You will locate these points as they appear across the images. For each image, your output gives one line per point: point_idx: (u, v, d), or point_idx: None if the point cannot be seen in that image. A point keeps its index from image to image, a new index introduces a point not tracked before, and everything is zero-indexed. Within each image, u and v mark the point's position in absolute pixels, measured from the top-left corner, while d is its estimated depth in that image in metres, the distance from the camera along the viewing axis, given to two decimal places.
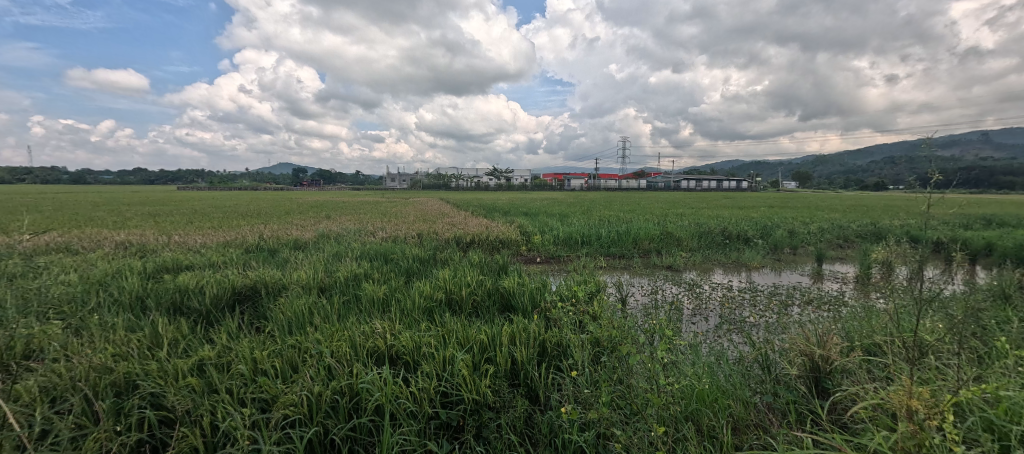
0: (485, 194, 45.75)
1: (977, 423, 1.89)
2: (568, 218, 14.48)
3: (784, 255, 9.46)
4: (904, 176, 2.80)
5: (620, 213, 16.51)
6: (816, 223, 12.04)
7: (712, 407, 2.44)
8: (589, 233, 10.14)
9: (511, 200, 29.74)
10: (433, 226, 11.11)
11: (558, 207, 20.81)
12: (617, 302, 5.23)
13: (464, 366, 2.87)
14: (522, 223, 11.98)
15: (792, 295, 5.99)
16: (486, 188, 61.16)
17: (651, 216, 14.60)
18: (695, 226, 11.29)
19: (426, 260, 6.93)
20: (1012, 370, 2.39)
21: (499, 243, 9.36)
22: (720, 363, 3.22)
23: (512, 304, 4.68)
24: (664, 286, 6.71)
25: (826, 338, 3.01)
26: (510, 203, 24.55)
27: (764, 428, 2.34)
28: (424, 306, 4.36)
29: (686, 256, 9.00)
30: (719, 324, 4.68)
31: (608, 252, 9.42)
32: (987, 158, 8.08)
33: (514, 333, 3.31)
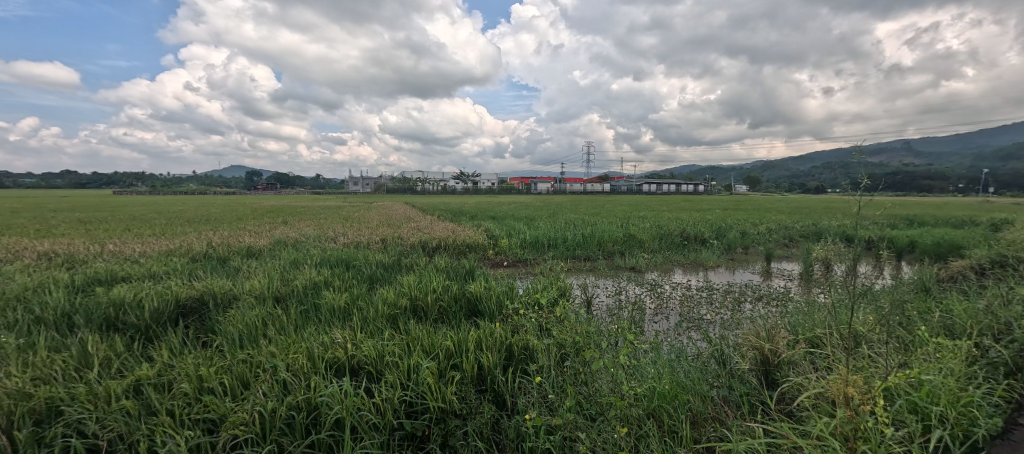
0: (452, 198, 45.36)
1: (903, 406, 2.07)
2: (534, 221, 14.64)
3: (737, 255, 10.01)
4: (839, 180, 3.02)
5: (585, 216, 16.87)
6: (765, 224, 12.85)
7: (672, 403, 2.52)
8: (555, 236, 10.28)
9: (478, 204, 29.72)
10: (398, 230, 10.89)
11: (524, 210, 20.92)
12: (583, 304, 5.33)
13: (429, 373, 2.81)
14: (489, 226, 11.96)
15: (745, 292, 6.34)
16: (453, 191, 60.70)
17: (614, 219, 15.04)
18: (656, 228, 11.72)
19: (390, 266, 6.77)
20: (933, 356, 2.64)
21: (466, 248, 9.30)
22: (680, 360, 3.35)
23: (479, 309, 4.65)
24: (628, 286, 6.92)
25: (774, 333, 3.20)
26: (476, 206, 24.44)
27: (720, 420, 2.45)
28: (388, 313, 4.24)
29: (648, 257, 9.33)
30: (679, 323, 4.88)
31: (574, 255, 9.59)
32: (908, 164, 8.96)
33: (481, 338, 3.28)
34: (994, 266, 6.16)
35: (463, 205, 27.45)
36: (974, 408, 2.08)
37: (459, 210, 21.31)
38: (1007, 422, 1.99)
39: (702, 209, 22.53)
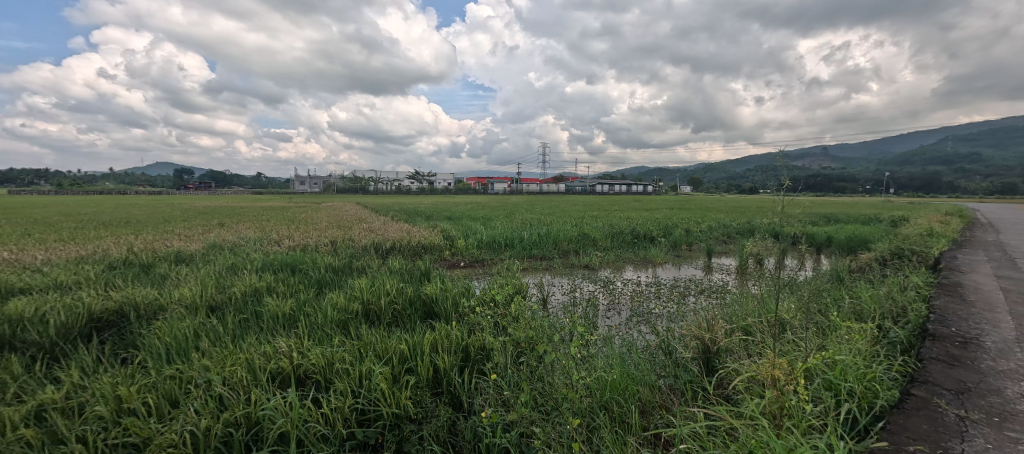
0: (405, 197, 44.23)
1: (821, 384, 2.31)
2: (491, 221, 14.65)
3: (682, 252, 10.63)
4: (768, 182, 3.30)
5: (541, 215, 17.13)
6: (706, 222, 13.76)
7: (622, 395, 2.63)
8: (512, 236, 10.35)
9: (433, 203, 29.24)
10: (349, 231, 10.46)
11: (480, 211, 20.83)
12: (539, 302, 5.41)
13: (383, 379, 2.73)
14: (445, 226, 11.81)
15: (689, 286, 6.76)
16: (407, 192, 59.16)
17: (568, 219, 15.40)
18: (608, 227, 12.15)
19: (340, 269, 6.48)
20: (844, 338, 2.97)
21: (421, 249, 9.12)
22: (630, 353, 3.50)
23: (435, 311, 4.57)
24: (582, 284, 7.12)
25: (714, 323, 3.44)
26: (432, 207, 24.00)
27: (666, 407, 2.59)
28: (338, 318, 4.05)
29: (601, 255, 9.66)
30: (630, 317, 5.11)
31: (530, 254, 9.72)
32: (825, 167, 9.99)
33: (436, 340, 3.24)
34: (893, 257, 7.04)
35: (417, 205, 26.80)
36: (877, 383, 2.36)
37: (414, 210, 20.82)
38: (902, 393, 2.28)
39: (650, 209, 23.68)
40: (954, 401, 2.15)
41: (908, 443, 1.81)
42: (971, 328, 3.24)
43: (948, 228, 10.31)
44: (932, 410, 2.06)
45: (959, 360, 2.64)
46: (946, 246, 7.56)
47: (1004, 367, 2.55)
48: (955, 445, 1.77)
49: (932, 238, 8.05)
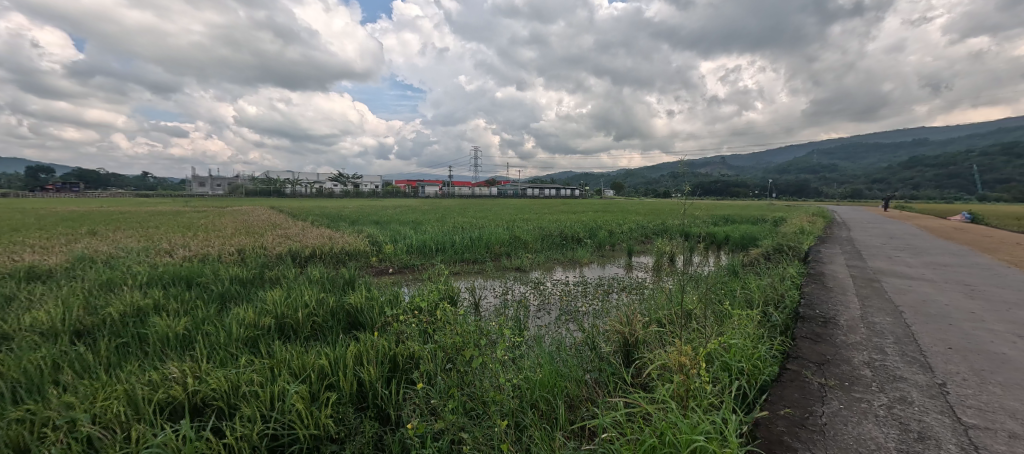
0: (327, 201, 41.35)
1: (719, 365, 2.61)
2: (421, 225, 14.28)
3: (606, 252, 11.31)
4: (673, 187, 3.67)
5: (473, 219, 17.08)
6: (627, 224, 14.83)
7: (551, 392, 2.72)
8: (443, 240, 10.18)
9: (358, 207, 27.72)
10: (261, 239, 9.48)
11: (410, 215, 20.17)
12: (471, 306, 5.39)
13: (299, 398, 2.51)
14: (371, 231, 11.25)
15: (612, 284, 7.22)
16: (329, 194, 55.32)
17: (500, 222, 15.59)
18: (538, 229, 12.51)
19: (249, 280, 5.84)
20: (738, 323, 3.39)
21: (345, 256, 8.56)
22: (558, 350, 3.64)
23: (360, 321, 4.33)
24: (513, 286, 7.23)
25: (632, 318, 3.71)
26: (356, 211, 22.65)
27: (592, 400, 2.72)
28: (245, 336, 3.64)
29: (532, 257, 9.91)
30: (559, 316, 5.32)
31: (462, 258, 9.65)
32: (723, 174, 11.35)
33: (360, 352, 3.06)
34: (774, 252, 8.21)
35: (341, 209, 25.17)
36: (761, 361, 2.74)
37: (336, 215, 19.50)
38: (780, 368, 2.67)
39: (576, 212, 24.81)
40: (818, 371, 2.57)
41: (783, 410, 2.13)
42: (830, 309, 3.90)
43: (815, 227, 12.29)
44: (801, 380, 2.44)
45: (822, 337, 3.16)
46: (813, 242, 9.01)
47: (852, 340, 3.11)
48: (818, 408, 2.12)
49: (803, 236, 9.54)
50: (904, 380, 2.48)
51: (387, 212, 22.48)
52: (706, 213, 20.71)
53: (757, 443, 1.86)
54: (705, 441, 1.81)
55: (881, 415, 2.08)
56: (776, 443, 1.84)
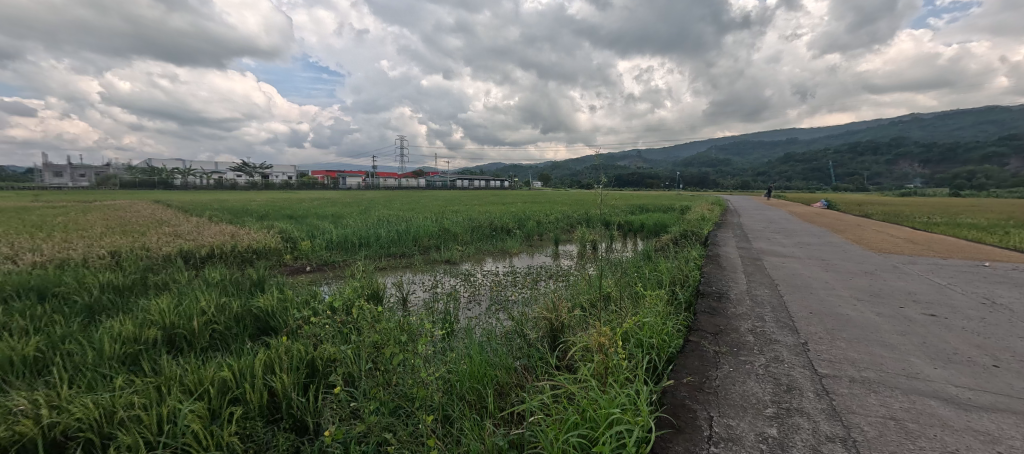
0: (227, 193, 36.72)
1: (634, 342, 2.83)
2: (343, 219, 13.42)
3: (535, 242, 11.64)
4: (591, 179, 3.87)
5: (399, 212, 16.44)
6: (554, 214, 15.40)
7: (481, 382, 2.73)
8: (367, 234, 9.64)
9: (268, 201, 25.10)
10: (144, 238, 8.15)
11: (330, 208, 18.79)
12: (399, 303, 5.19)
13: (195, 418, 2.22)
14: (284, 226, 10.27)
15: (540, 272, 7.46)
16: (232, 186, 49.22)
17: (428, 214, 15.20)
18: (468, 221, 12.44)
19: (128, 287, 4.99)
20: (650, 303, 3.70)
21: (252, 254, 7.71)
22: (489, 340, 3.67)
23: (273, 326, 3.94)
24: (443, 279, 7.12)
25: (558, 304, 3.87)
26: (265, 205, 20.52)
27: (522, 385, 2.79)
28: (122, 352, 3.11)
29: (462, 249, 9.84)
30: (489, 306, 5.37)
31: (388, 252, 9.25)
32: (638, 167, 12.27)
33: (270, 360, 2.78)
34: (681, 237, 9.12)
35: (246, 202, 22.57)
36: (669, 335, 3.03)
37: (241, 209, 17.48)
38: (684, 340, 2.98)
39: (505, 203, 25.07)
40: (713, 340, 2.93)
41: (685, 377, 2.38)
42: (723, 286, 4.46)
43: (713, 214, 13.85)
44: (700, 350, 2.76)
45: (717, 310, 3.60)
46: (712, 227, 10.17)
47: (741, 312, 3.58)
48: (713, 373, 2.41)
49: (704, 222, 10.72)
50: (778, 342, 2.92)
51: (302, 205, 20.69)
52: (625, 203, 22.31)
53: (664, 409, 2.06)
54: (620, 412, 1.96)
55: (761, 374, 2.43)
56: (679, 407, 2.06)
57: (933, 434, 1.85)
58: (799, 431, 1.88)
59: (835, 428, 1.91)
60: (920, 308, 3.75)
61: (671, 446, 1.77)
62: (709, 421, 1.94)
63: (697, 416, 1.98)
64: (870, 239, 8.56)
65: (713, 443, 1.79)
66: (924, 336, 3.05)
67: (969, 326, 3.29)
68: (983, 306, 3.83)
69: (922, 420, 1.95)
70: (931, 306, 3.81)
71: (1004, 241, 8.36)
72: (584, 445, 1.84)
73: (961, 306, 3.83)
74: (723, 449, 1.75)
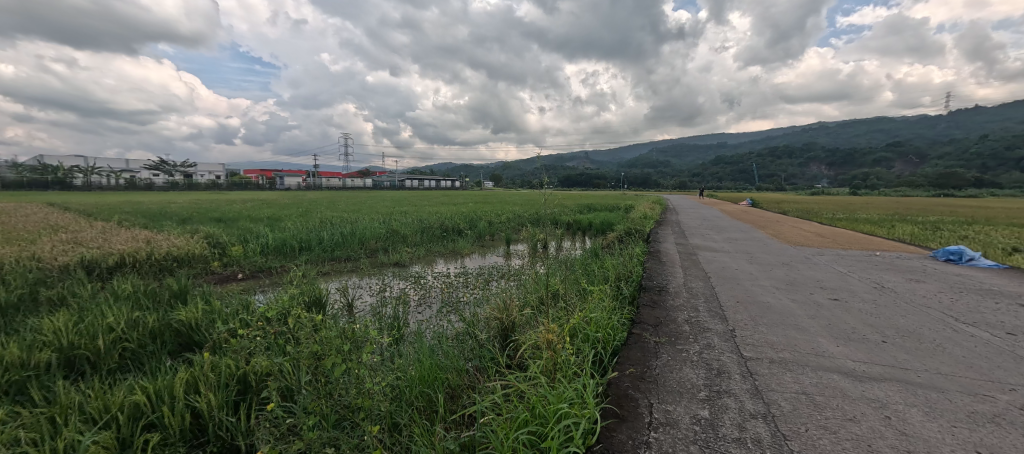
0: (140, 195, 32.78)
1: (582, 337, 2.92)
2: (280, 221, 12.54)
3: (486, 242, 11.64)
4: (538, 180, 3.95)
5: (344, 213, 15.68)
6: (505, 213, 15.51)
7: (432, 387, 2.67)
8: (308, 237, 9.08)
9: (190, 202, 22.79)
10: (34, 247, 7.05)
11: (265, 210, 17.46)
12: (344, 309, 4.95)
13: (100, 449, 1.96)
14: (211, 230, 9.38)
15: (492, 273, 7.47)
16: (147, 187, 44.11)
17: (375, 215, 14.65)
18: (417, 222, 12.15)
19: (12, 305, 4.28)
20: (598, 298, 3.84)
21: (172, 263, 6.95)
22: (440, 343, 3.62)
23: (197, 342, 3.57)
24: (392, 283, 6.89)
25: (509, 303, 3.91)
26: (188, 207, 18.62)
27: (473, 386, 2.77)
28: (4, 381, 2.66)
29: (411, 251, 9.59)
30: (440, 308, 5.29)
31: (332, 256, 8.79)
32: None
33: (194, 378, 2.53)
34: (625, 234, 9.57)
35: (165, 204, 20.32)
36: (614, 328, 3.17)
37: (157, 212, 15.69)
38: (628, 333, 3.13)
39: (456, 203, 24.85)
40: (654, 332, 3.11)
41: (628, 369, 2.50)
42: (663, 280, 4.75)
43: (654, 212, 14.68)
44: (642, 341, 2.92)
45: (657, 303, 3.83)
46: (653, 225, 10.77)
47: (679, 304, 3.82)
48: (653, 363, 2.56)
49: (646, 220, 11.34)
50: (710, 330, 3.16)
51: (231, 207, 18.99)
52: (573, 203, 23.00)
53: (609, 399, 2.15)
54: (568, 407, 2.01)
55: (696, 360, 2.62)
56: (623, 397, 2.17)
57: (836, 404, 2.10)
58: (728, 411, 2.05)
59: (758, 405, 2.10)
60: (826, 293, 4.26)
61: (615, 435, 1.85)
62: (650, 408, 2.06)
63: (639, 404, 2.09)
64: (787, 233, 9.55)
65: (653, 429, 1.90)
66: (829, 318, 3.46)
67: (864, 307, 3.79)
68: (875, 289, 4.44)
69: (827, 393, 2.21)
70: (835, 292, 4.34)
71: (889, 234, 9.72)
72: (534, 441, 1.87)
73: (858, 290, 4.40)
74: (662, 433, 1.86)
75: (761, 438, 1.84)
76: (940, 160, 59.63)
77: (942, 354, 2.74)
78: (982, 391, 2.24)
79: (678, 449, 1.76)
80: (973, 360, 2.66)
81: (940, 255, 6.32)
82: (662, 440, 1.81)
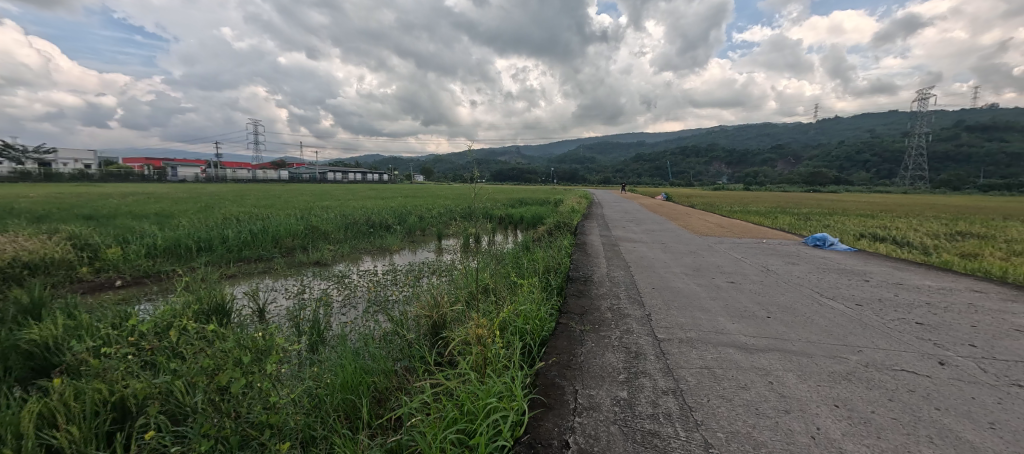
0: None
1: (511, 328, 2.96)
2: (173, 218, 10.92)
3: (416, 238, 11.27)
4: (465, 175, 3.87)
5: (255, 209, 14.18)
6: (437, 208, 15.16)
7: (355, 392, 2.50)
8: (208, 236, 8.01)
9: (50, 196, 18.84)
10: None
11: (154, 205, 15.10)
12: (254, 316, 4.46)
13: None
14: (79, 230, 7.87)
15: (423, 269, 7.26)
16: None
17: (292, 211, 13.42)
18: (341, 217, 11.37)
19: None
20: (529, 291, 3.90)
21: (23, 270, 5.70)
22: (366, 344, 3.43)
23: (56, 365, 2.96)
24: (312, 284, 6.36)
25: (440, 300, 3.82)
26: (48, 202, 15.45)
27: (402, 388, 2.66)
28: None
29: (334, 249, 8.95)
30: (367, 309, 5.01)
31: (239, 257, 7.88)
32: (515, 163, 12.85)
33: (48, 410, 2.08)
34: (555, 227, 9.90)
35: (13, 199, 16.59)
36: (542, 319, 3.25)
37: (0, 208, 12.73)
38: (556, 324, 3.23)
39: (386, 197, 23.80)
40: (580, 320, 3.27)
41: (554, 358, 2.59)
42: (589, 270, 5.01)
43: (581, 206, 15.38)
44: (568, 330, 3.05)
45: (583, 292, 4.03)
46: (580, 219, 11.27)
47: (602, 293, 4.05)
48: (578, 351, 2.68)
49: (573, 214, 11.85)
50: (629, 316, 3.39)
51: (106, 202, 16.01)
52: (506, 197, 23.30)
53: (537, 390, 2.20)
54: (497, 401, 2.01)
55: (617, 345, 2.79)
56: (550, 386, 2.23)
57: (731, 375, 2.37)
58: (643, 390, 2.22)
59: (669, 382, 2.30)
60: (725, 277, 4.80)
61: (542, 424, 1.90)
62: (575, 395, 2.15)
63: (565, 391, 2.17)
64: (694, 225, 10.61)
65: (577, 414, 1.98)
66: (727, 299, 3.91)
67: (754, 288, 4.34)
68: (762, 272, 5.11)
69: (725, 366, 2.49)
70: (731, 275, 4.92)
71: (773, 224, 11.29)
72: (462, 439, 1.84)
73: (750, 273, 5.03)
74: (585, 417, 1.95)
75: (671, 412, 2.02)
76: (810, 161, 70.59)
77: (810, 325, 3.25)
78: (839, 354, 2.69)
79: (600, 431, 1.86)
80: (832, 328, 3.19)
81: (810, 241, 7.48)
82: (586, 424, 1.90)
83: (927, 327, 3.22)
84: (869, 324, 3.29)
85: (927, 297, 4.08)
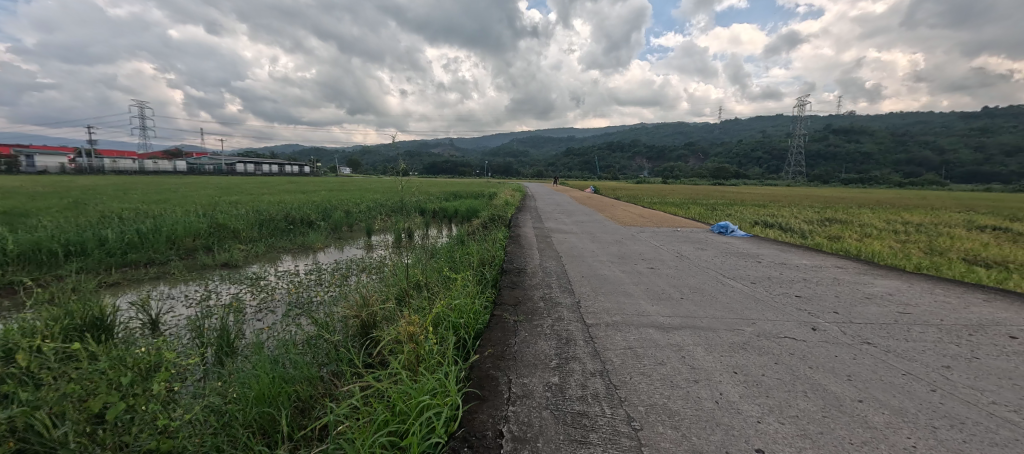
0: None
1: (445, 323, 2.91)
2: (30, 218, 9.03)
3: (343, 234, 10.59)
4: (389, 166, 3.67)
5: (144, 205, 12.25)
6: (365, 202, 14.36)
7: (273, 404, 2.29)
8: (81, 238, 6.76)
9: None
10: None
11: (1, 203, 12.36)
12: (145, 329, 3.87)
13: None
14: None
15: (351, 267, 6.85)
16: None
17: (192, 207, 11.84)
18: (253, 213, 10.28)
19: None
20: (463, 285, 3.86)
21: None
22: (286, 351, 3.15)
23: None
24: (219, 288, 5.67)
25: (369, 298, 3.64)
26: None
27: (327, 394, 2.49)
28: None
29: (245, 248, 8.07)
30: (286, 313, 4.60)
31: (124, 262, 6.76)
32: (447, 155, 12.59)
33: None
34: (489, 219, 9.92)
35: None
36: (476, 313, 3.25)
37: None
38: (490, 316, 3.25)
39: (308, 191, 22.08)
40: (513, 311, 3.32)
41: (487, 350, 2.60)
42: (522, 262, 5.10)
43: (514, 199, 15.61)
44: (502, 321, 3.09)
45: (517, 284, 4.11)
46: (513, 212, 11.43)
47: (535, 283, 4.16)
48: (512, 342, 2.72)
49: (507, 207, 12.00)
50: (561, 304, 3.53)
51: None
52: (441, 190, 22.84)
53: (471, 384, 2.19)
54: (430, 398, 1.97)
55: (548, 333, 2.88)
56: (485, 378, 2.25)
57: (650, 353, 2.58)
58: (573, 374, 2.32)
59: (596, 364, 2.44)
60: (646, 263, 5.20)
61: (476, 416, 1.90)
62: (509, 384, 2.19)
63: (499, 382, 2.20)
64: (619, 216, 11.31)
65: (511, 403, 2.02)
66: (647, 283, 4.25)
67: (670, 272, 4.76)
68: (677, 257, 5.62)
69: (645, 345, 2.70)
70: (651, 261, 5.33)
71: (686, 214, 12.43)
72: (394, 441, 1.77)
73: (666, 259, 5.50)
74: (519, 405, 2.00)
75: (598, 392, 2.14)
76: (715, 157, 78.89)
77: (716, 303, 3.65)
78: (737, 327, 3.07)
79: (532, 417, 1.91)
80: (732, 304, 3.62)
81: (716, 228, 8.37)
82: (519, 412, 1.94)
83: (803, 299, 3.80)
84: (761, 299, 3.79)
85: (805, 274, 4.80)
